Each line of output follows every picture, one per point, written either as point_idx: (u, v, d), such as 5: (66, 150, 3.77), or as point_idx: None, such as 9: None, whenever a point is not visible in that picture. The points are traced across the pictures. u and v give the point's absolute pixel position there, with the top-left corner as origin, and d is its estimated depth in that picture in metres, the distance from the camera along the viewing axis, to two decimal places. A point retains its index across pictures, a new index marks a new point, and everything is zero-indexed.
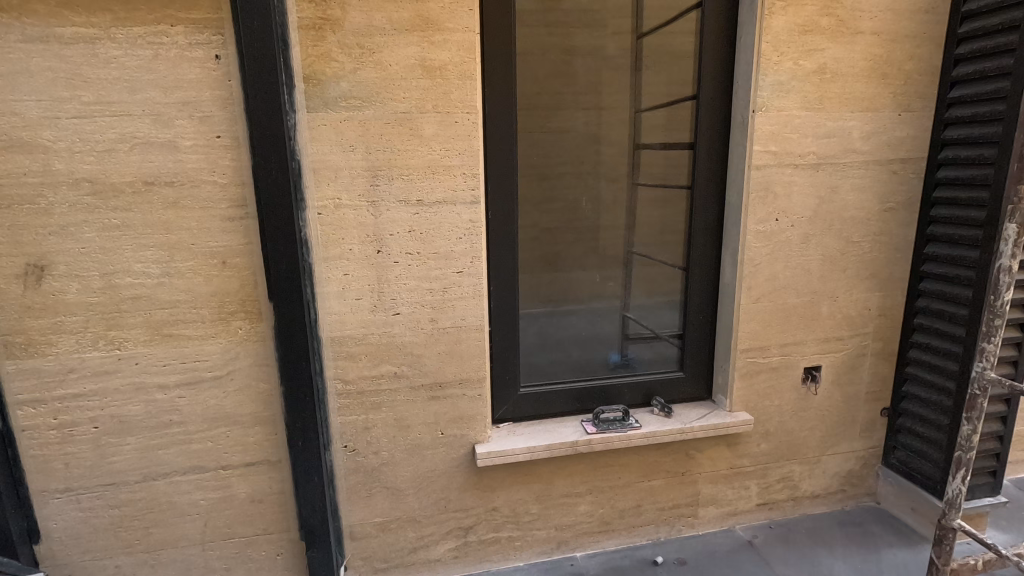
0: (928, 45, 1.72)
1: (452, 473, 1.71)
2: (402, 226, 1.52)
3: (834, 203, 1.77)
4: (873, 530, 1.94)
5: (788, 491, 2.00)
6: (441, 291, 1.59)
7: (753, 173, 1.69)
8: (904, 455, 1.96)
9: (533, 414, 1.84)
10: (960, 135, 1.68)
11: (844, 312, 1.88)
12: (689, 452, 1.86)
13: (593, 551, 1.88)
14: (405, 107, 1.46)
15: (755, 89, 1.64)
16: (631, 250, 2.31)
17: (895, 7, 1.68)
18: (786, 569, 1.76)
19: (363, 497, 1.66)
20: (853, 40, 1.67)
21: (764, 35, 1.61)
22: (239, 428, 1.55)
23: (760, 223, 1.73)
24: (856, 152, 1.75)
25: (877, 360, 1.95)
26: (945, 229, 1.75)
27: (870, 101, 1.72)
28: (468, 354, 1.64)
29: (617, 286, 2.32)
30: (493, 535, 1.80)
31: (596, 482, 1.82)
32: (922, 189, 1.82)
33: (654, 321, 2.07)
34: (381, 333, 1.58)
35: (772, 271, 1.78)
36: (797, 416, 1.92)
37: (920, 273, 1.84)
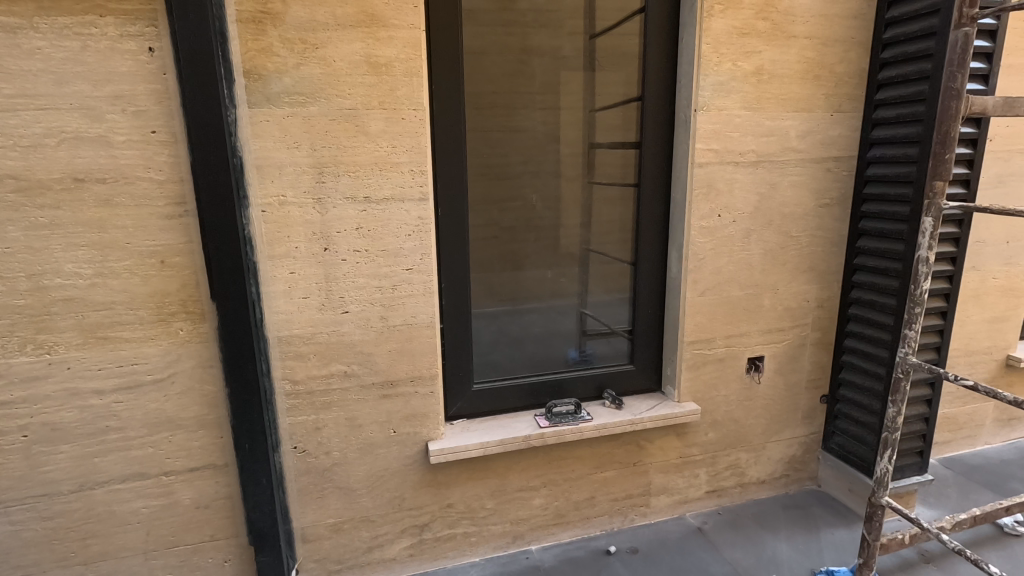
0: (857, 50, 1.82)
1: (406, 472, 1.71)
2: (350, 223, 1.51)
3: (773, 199, 1.85)
4: (814, 512, 2.03)
5: (736, 478, 2.07)
6: (390, 288, 1.58)
7: (697, 170, 1.74)
8: (841, 439, 2.05)
9: (488, 409, 1.85)
10: (886, 135, 1.78)
11: (784, 304, 1.96)
12: (640, 443, 1.91)
13: (548, 544, 1.91)
14: (351, 104, 1.45)
15: (696, 89, 1.70)
16: (585, 247, 2.18)
17: (826, 12, 1.76)
18: (733, 554, 1.83)
19: (314, 499, 1.65)
20: (788, 44, 1.75)
21: (704, 36, 1.66)
22: (183, 432, 1.50)
23: (703, 219, 1.79)
24: (793, 150, 1.83)
25: (816, 350, 2.05)
26: (875, 224, 1.84)
27: (804, 102, 1.80)
28: (420, 352, 1.64)
29: (573, 283, 2.19)
30: (449, 532, 1.80)
31: (550, 476, 1.85)
32: (853, 187, 1.92)
33: (610, 316, 2.07)
34: (330, 332, 1.56)
35: (716, 265, 1.84)
36: (742, 405, 2.00)
37: (853, 266, 1.93)
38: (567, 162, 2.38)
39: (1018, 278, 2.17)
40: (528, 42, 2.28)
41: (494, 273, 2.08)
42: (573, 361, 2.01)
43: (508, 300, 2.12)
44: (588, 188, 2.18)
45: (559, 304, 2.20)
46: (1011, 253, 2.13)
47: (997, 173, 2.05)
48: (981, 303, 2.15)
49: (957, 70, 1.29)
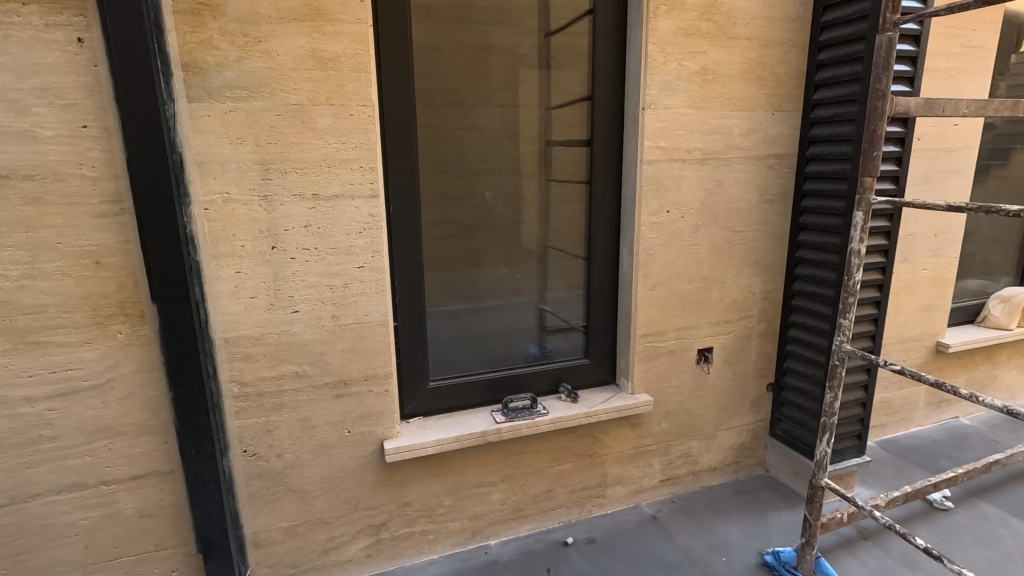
0: (795, 52, 1.90)
1: (361, 472, 1.69)
2: (298, 221, 1.48)
3: (719, 195, 1.91)
4: (762, 496, 2.11)
5: (688, 466, 2.13)
6: (342, 287, 1.56)
7: (645, 167, 1.79)
8: (787, 426, 2.14)
9: (444, 406, 1.85)
10: (823, 134, 1.86)
11: (731, 297, 2.03)
12: (595, 435, 1.94)
13: (507, 538, 1.93)
14: (297, 99, 1.42)
15: (643, 88, 1.74)
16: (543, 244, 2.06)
17: (766, 15, 1.83)
18: (686, 540, 1.89)
19: (266, 503, 1.61)
20: (730, 45, 1.81)
21: (650, 36, 1.70)
22: (123, 439, 1.45)
23: (653, 215, 1.84)
24: (737, 148, 1.90)
25: (762, 341, 2.13)
26: (815, 218, 1.93)
27: (747, 101, 1.87)
28: (373, 350, 1.63)
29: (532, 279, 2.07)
30: (407, 530, 1.79)
31: (507, 470, 1.86)
32: (794, 183, 2.00)
33: (570, 313, 2.06)
34: (280, 332, 1.53)
35: (666, 260, 1.89)
36: (693, 395, 2.06)
37: (795, 259, 2.02)
38: (527, 160, 2.06)
39: (946, 269, 2.31)
40: (486, 38, 1.95)
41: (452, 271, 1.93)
42: (535, 357, 2.01)
43: (464, 301, 1.97)
44: (544, 187, 2.04)
45: (514, 305, 2.06)
46: (939, 245, 2.26)
47: (925, 170, 2.17)
48: (913, 293, 2.28)
49: (882, 72, 1.37)
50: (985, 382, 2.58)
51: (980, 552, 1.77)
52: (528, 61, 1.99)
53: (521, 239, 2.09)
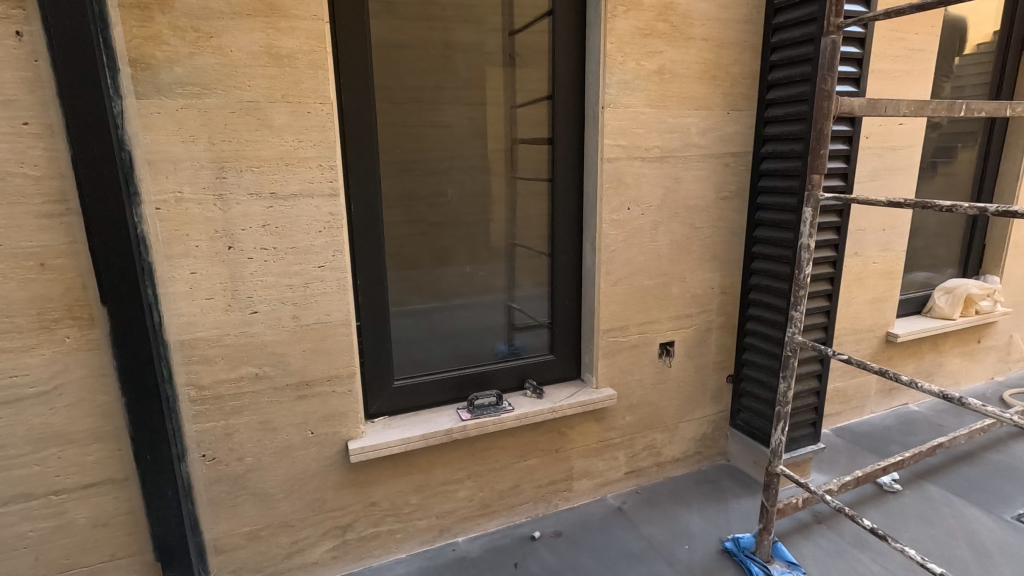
0: (749, 52, 1.95)
1: (325, 473, 1.68)
2: (255, 220, 1.46)
3: (678, 192, 1.96)
4: (723, 485, 2.18)
5: (652, 458, 2.18)
6: (302, 286, 1.54)
7: (606, 165, 1.81)
8: (746, 416, 2.21)
9: (410, 405, 1.85)
10: (776, 132, 1.92)
11: (691, 292, 2.08)
12: (561, 430, 1.97)
13: (474, 534, 1.94)
14: (252, 96, 1.40)
15: (603, 87, 1.76)
16: (511, 242, 2.06)
17: (721, 16, 1.88)
18: (650, 530, 1.93)
19: (227, 508, 1.58)
20: (686, 45, 1.85)
21: (609, 36, 1.73)
22: (74, 447, 1.40)
23: (614, 213, 1.87)
24: (695, 146, 1.94)
25: (721, 333, 2.19)
26: (769, 214, 1.99)
27: (703, 101, 1.92)
28: (336, 350, 1.62)
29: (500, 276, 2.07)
30: (373, 530, 1.79)
31: (474, 467, 1.87)
32: (749, 180, 2.06)
33: (539, 310, 2.07)
34: (238, 333, 1.50)
35: (628, 256, 1.93)
36: (656, 388, 2.10)
37: (752, 254, 2.08)
38: (494, 158, 2.04)
39: (894, 262, 2.41)
40: (450, 35, 1.95)
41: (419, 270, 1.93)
42: (503, 354, 2.02)
43: (432, 299, 1.97)
44: (510, 185, 2.04)
45: (484, 303, 2.06)
46: (887, 239, 2.36)
47: (873, 167, 2.27)
48: (863, 286, 2.38)
49: (828, 72, 1.43)
50: (932, 369, 2.70)
51: (925, 531, 1.86)
52: (494, 58, 1.97)
53: (489, 238, 2.07)
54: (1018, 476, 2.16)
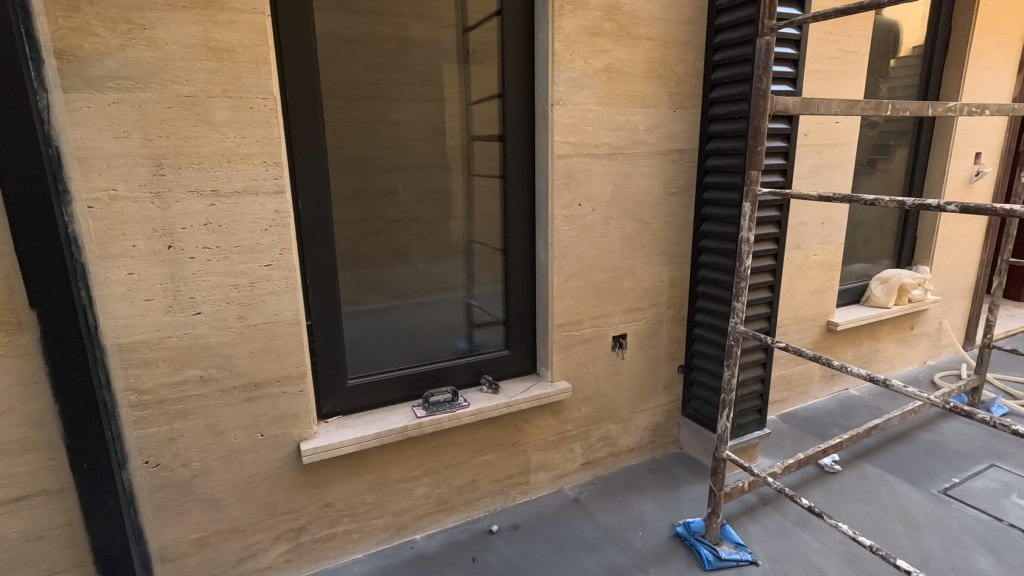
0: (693, 52, 2.01)
1: (277, 476, 1.65)
2: (197, 219, 1.42)
3: (627, 188, 2.00)
4: (676, 472, 2.24)
5: (608, 449, 2.23)
6: (247, 286, 1.51)
7: (556, 162, 1.84)
8: (697, 405, 2.28)
9: (364, 405, 1.83)
10: (720, 130, 1.99)
11: (642, 285, 2.13)
12: (517, 424, 1.99)
13: (432, 531, 1.94)
14: (190, 91, 1.36)
15: (551, 85, 1.79)
16: (467, 239, 2.02)
17: (665, 17, 1.93)
18: (605, 518, 1.98)
19: (173, 515, 1.54)
20: (633, 44, 1.89)
21: (556, 34, 1.75)
22: (4, 458, 1.34)
23: (565, 209, 1.90)
24: (643, 143, 1.99)
25: (672, 325, 2.25)
26: (715, 209, 2.06)
27: (650, 99, 1.97)
28: (285, 351, 1.59)
29: (458, 275, 2.03)
30: (329, 532, 1.77)
31: (431, 464, 1.87)
32: (696, 176, 2.13)
33: (499, 307, 2.06)
34: (181, 335, 1.46)
35: (580, 251, 1.96)
36: (610, 380, 2.15)
37: (700, 248, 2.15)
38: (452, 155, 1.93)
39: (833, 254, 2.54)
40: (405, 32, 1.80)
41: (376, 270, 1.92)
42: (463, 351, 2.03)
43: (390, 299, 1.93)
44: (466, 181, 1.97)
45: (442, 300, 2.03)
46: (826, 232, 2.48)
47: (812, 164, 2.37)
48: (805, 277, 2.49)
49: (763, 73, 1.50)
50: (870, 355, 2.85)
51: (862, 508, 1.97)
52: (449, 55, 1.86)
53: (447, 237, 2.00)
54: (945, 453, 2.31)
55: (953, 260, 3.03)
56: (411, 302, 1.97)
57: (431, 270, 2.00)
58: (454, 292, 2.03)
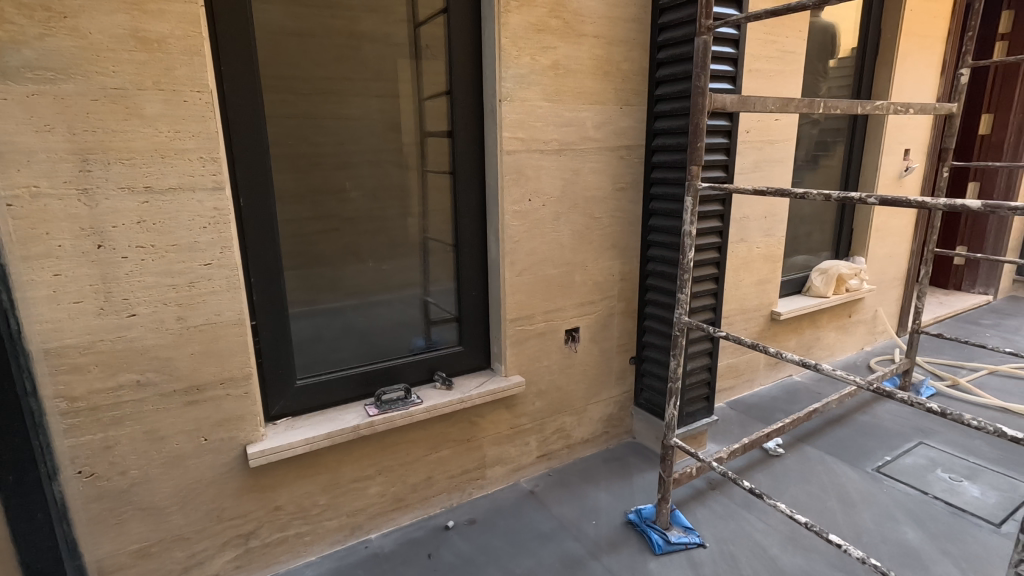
0: (638, 50, 2.06)
1: (223, 481, 1.60)
2: (129, 217, 1.36)
3: (577, 184, 2.03)
4: (629, 461, 2.30)
5: (563, 441, 2.26)
6: (186, 286, 1.46)
7: (506, 158, 1.85)
8: (649, 394, 2.34)
9: (314, 405, 1.80)
10: (665, 126, 2.04)
11: (593, 279, 2.17)
12: (472, 419, 2.00)
13: (388, 530, 1.93)
14: (118, 83, 1.30)
15: (499, 81, 1.79)
16: (423, 237, 2.00)
17: (609, 15, 1.96)
18: (560, 509, 2.01)
19: (111, 526, 1.48)
20: (579, 41, 1.92)
21: (503, 31, 1.76)
22: None
23: (515, 204, 1.91)
24: (591, 139, 2.02)
25: (623, 318, 2.30)
26: (662, 204, 2.12)
27: (597, 95, 2.00)
28: (229, 352, 1.55)
29: (415, 272, 2.01)
30: (279, 536, 1.73)
31: (384, 462, 1.86)
32: (643, 172, 2.18)
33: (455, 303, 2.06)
34: (115, 338, 1.40)
35: (531, 247, 1.98)
36: (563, 373, 2.18)
37: (648, 242, 2.21)
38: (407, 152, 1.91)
39: (775, 246, 2.64)
40: (357, 26, 1.77)
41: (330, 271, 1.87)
42: (418, 349, 2.02)
43: (349, 297, 1.91)
44: (421, 178, 1.96)
45: (397, 298, 2.00)
46: (768, 225, 2.58)
47: (754, 160, 2.46)
48: (750, 270, 2.58)
49: (701, 70, 1.54)
50: (812, 343, 2.99)
51: (803, 489, 2.07)
52: (402, 51, 1.84)
53: (403, 234, 1.97)
54: (879, 434, 2.44)
55: (887, 250, 3.20)
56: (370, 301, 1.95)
57: (390, 269, 1.98)
58: (410, 289, 2.01)
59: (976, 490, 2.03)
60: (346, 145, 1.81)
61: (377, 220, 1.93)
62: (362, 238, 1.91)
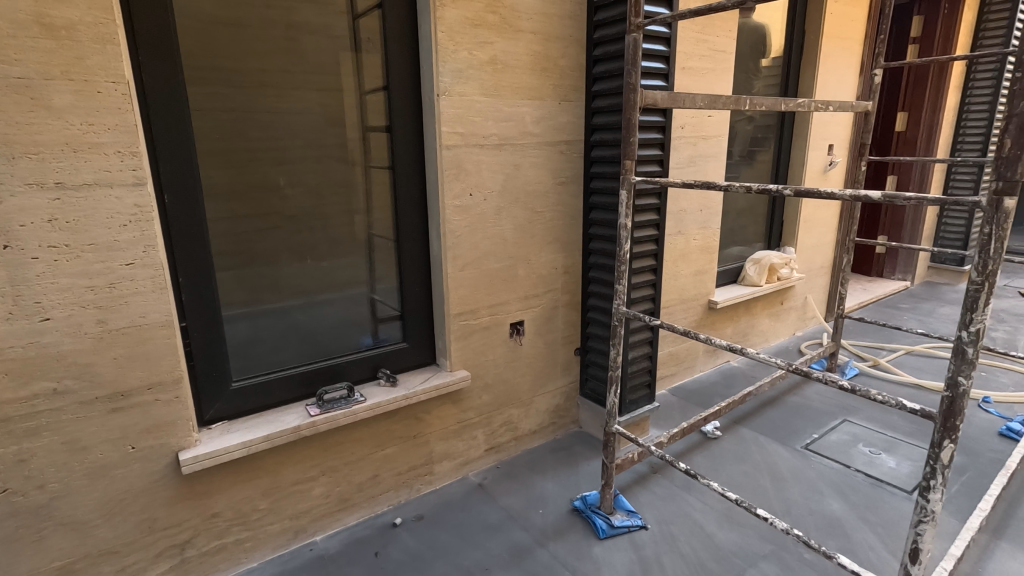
0: (574, 47, 2.09)
1: (154, 490, 1.54)
2: (39, 214, 1.28)
3: (518, 178, 2.05)
4: (575, 450, 2.35)
5: (510, 433, 2.29)
6: (106, 288, 1.39)
7: (445, 152, 1.85)
8: (593, 384, 2.40)
9: (252, 407, 1.75)
10: (603, 121, 2.09)
11: (537, 273, 2.20)
12: (417, 415, 1.99)
13: (334, 531, 1.90)
14: (22, 72, 1.22)
15: (436, 75, 1.79)
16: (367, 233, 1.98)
17: (546, 11, 1.99)
18: (507, 500, 2.03)
19: (29, 544, 1.39)
20: (516, 37, 1.93)
21: (439, 25, 1.75)
22: None
23: (456, 199, 1.91)
24: (530, 134, 2.05)
25: (567, 310, 2.35)
26: (601, 198, 2.17)
27: (535, 91, 2.02)
28: (156, 355, 1.48)
29: (361, 270, 1.98)
30: (217, 544, 1.68)
31: (328, 463, 1.83)
32: (583, 166, 2.22)
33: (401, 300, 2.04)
34: (27, 344, 1.32)
35: (473, 241, 1.99)
36: (509, 365, 2.20)
37: (590, 235, 2.25)
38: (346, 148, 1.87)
39: (711, 238, 2.75)
40: (292, 17, 1.71)
41: (268, 269, 1.82)
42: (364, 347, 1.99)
43: (294, 297, 1.88)
44: (361, 174, 1.92)
45: (342, 297, 1.97)
46: (704, 218, 2.68)
47: (688, 154, 2.55)
48: (687, 261, 2.68)
49: (632, 67, 1.59)
50: (747, 330, 3.13)
51: (738, 468, 2.17)
52: (343, 43, 1.80)
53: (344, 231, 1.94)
54: (808, 413, 2.59)
55: (814, 241, 3.38)
56: (313, 300, 1.92)
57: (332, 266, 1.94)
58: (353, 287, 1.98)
59: (892, 461, 2.19)
60: (281, 140, 1.77)
61: (318, 218, 1.89)
62: (302, 235, 1.87)
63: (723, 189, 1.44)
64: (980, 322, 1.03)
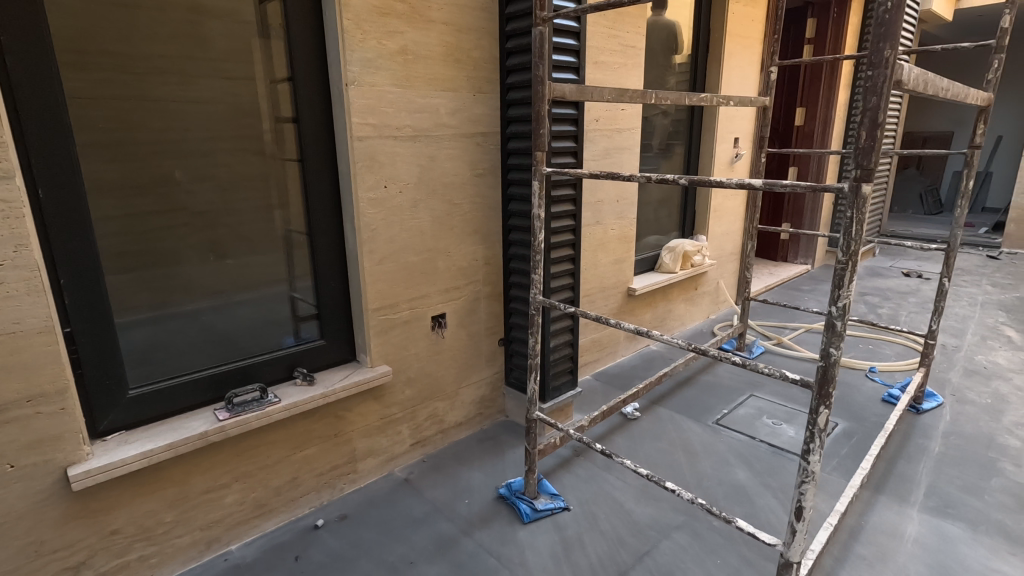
0: (487, 39, 2.10)
1: (40, 510, 1.42)
2: None
3: (434, 170, 2.04)
4: (502, 439, 2.38)
5: (436, 426, 2.28)
6: None
7: (356, 144, 1.81)
8: (517, 373, 2.43)
9: (153, 415, 1.64)
10: (517, 113, 2.10)
11: (457, 265, 2.20)
12: (337, 414, 1.94)
13: (251, 538, 1.83)
14: None
15: (344, 64, 1.74)
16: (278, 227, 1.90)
17: (457, 2, 1.98)
18: (433, 493, 2.04)
19: None
20: (427, 27, 1.91)
21: (344, 12, 1.70)
22: None
23: (370, 191, 1.87)
24: (445, 126, 2.04)
25: (489, 302, 2.36)
26: (519, 189, 2.19)
27: (449, 82, 2.02)
28: (36, 365, 1.36)
29: (273, 266, 1.91)
30: (118, 562, 1.57)
31: (241, 468, 1.76)
32: (500, 158, 2.23)
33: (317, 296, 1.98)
34: None
35: (389, 234, 1.96)
36: (432, 359, 2.20)
37: (509, 226, 2.27)
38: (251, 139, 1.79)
39: (628, 228, 2.85)
40: None
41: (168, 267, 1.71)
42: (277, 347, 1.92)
43: (200, 296, 1.79)
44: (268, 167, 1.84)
45: (254, 296, 1.89)
46: (620, 208, 2.77)
47: (604, 147, 2.63)
48: (606, 250, 2.77)
49: (540, 60, 1.62)
50: (664, 315, 3.28)
51: (655, 446, 2.28)
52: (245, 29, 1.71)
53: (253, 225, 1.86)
54: (719, 390, 2.76)
55: (724, 229, 3.59)
56: (220, 299, 1.82)
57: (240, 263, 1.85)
58: (265, 284, 1.90)
59: (792, 430, 2.38)
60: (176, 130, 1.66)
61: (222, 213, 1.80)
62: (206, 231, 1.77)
63: (628, 179, 1.50)
64: (846, 299, 1.14)
